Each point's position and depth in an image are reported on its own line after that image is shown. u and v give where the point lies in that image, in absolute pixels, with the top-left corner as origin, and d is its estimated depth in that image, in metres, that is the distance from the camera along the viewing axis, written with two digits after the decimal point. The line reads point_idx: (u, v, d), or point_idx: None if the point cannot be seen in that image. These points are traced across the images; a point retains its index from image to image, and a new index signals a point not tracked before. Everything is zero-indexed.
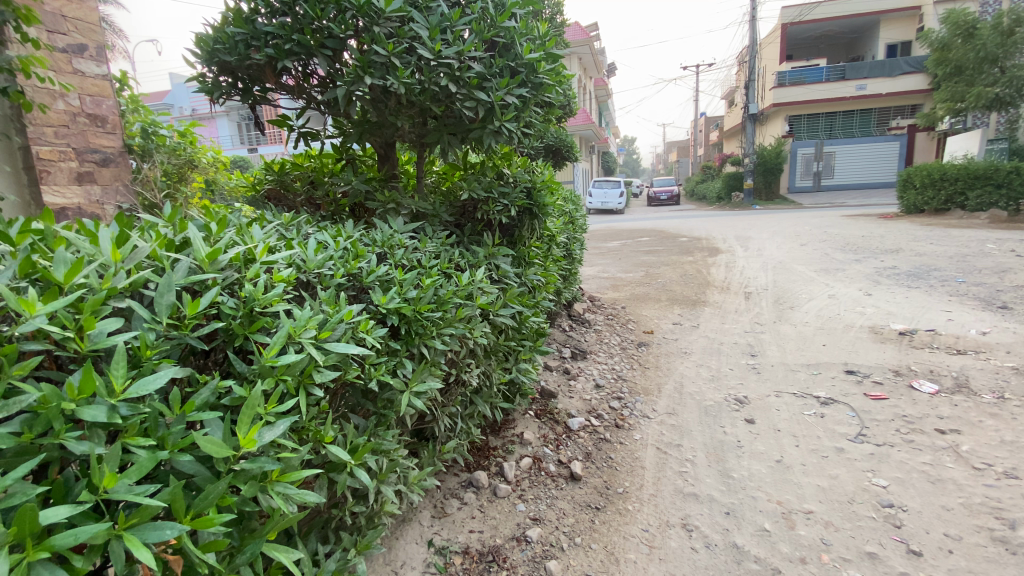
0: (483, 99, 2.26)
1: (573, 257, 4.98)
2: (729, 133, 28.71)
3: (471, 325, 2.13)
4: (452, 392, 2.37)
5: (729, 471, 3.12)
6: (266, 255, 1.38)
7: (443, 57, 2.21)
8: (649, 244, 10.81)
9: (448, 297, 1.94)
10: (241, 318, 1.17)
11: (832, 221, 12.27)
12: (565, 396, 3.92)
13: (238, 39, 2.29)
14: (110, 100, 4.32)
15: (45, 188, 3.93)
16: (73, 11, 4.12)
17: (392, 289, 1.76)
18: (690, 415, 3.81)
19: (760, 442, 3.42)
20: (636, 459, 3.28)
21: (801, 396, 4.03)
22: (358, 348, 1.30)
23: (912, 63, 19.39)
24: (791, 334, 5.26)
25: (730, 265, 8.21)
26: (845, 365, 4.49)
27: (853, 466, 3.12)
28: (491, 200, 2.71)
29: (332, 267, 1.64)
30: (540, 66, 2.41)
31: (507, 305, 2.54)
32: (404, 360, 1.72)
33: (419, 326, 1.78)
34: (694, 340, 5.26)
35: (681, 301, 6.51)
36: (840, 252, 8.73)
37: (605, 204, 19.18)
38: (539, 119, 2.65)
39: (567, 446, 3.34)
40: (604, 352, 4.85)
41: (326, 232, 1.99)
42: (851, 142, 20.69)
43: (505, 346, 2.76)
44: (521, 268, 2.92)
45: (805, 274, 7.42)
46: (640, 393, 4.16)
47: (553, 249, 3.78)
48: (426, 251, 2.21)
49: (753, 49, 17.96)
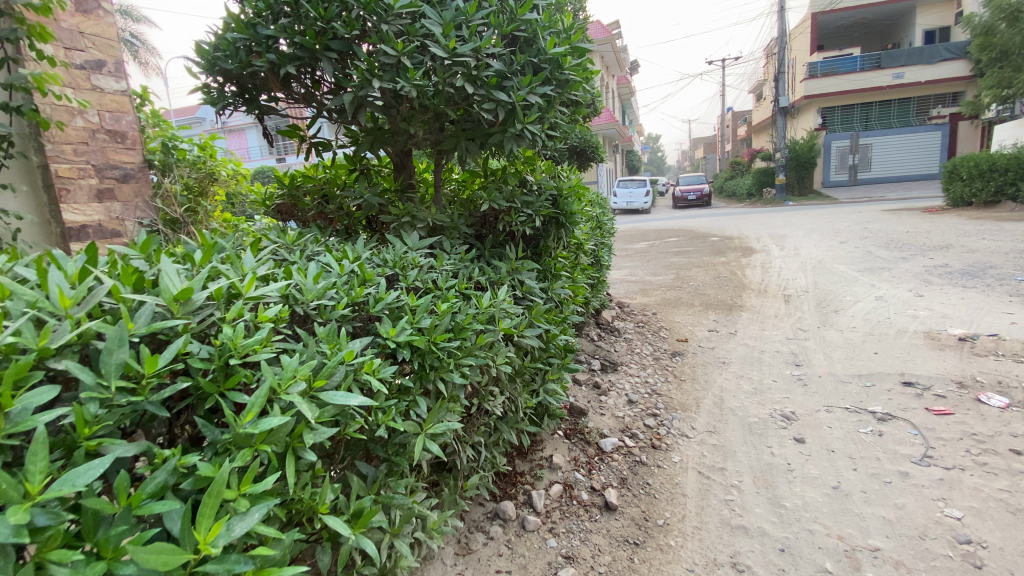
0: (503, 100, 2.03)
1: (602, 264, 4.70)
2: (758, 128, 27.86)
3: (492, 352, 1.90)
4: (474, 422, 2.15)
5: (780, 499, 2.80)
6: (252, 290, 1.18)
7: (458, 55, 1.99)
8: (678, 244, 10.40)
9: (467, 322, 1.73)
10: (214, 372, 0.97)
11: (872, 217, 11.63)
12: (596, 414, 3.64)
13: (239, 45, 2.12)
14: (129, 115, 4.28)
15: (66, 206, 3.89)
16: (90, 27, 4.08)
17: (403, 318, 1.55)
18: (733, 435, 3.48)
19: (813, 465, 3.08)
20: (676, 484, 2.98)
21: (854, 412, 3.65)
22: (358, 400, 1.08)
23: (953, 49, 18.42)
24: (837, 341, 4.86)
25: (765, 266, 7.77)
26: (901, 376, 4.08)
27: (920, 494, 2.76)
28: (513, 210, 2.48)
29: (334, 296, 1.43)
30: (566, 61, 2.19)
31: (532, 324, 2.32)
32: (418, 399, 1.51)
33: (434, 359, 1.57)
34: (733, 348, 4.91)
35: (716, 305, 6.15)
36: (883, 249, 8.20)
37: (631, 203, 18.73)
38: (565, 120, 2.42)
39: (600, 470, 3.08)
40: (635, 364, 4.55)
41: (331, 253, 1.80)
42: (890, 133, 19.73)
43: (532, 368, 2.53)
44: (547, 282, 2.68)
45: (848, 274, 6.94)
46: (677, 408, 3.84)
47: (580, 258, 3.52)
48: (442, 270, 2.01)
49: (783, 41, 17.32)
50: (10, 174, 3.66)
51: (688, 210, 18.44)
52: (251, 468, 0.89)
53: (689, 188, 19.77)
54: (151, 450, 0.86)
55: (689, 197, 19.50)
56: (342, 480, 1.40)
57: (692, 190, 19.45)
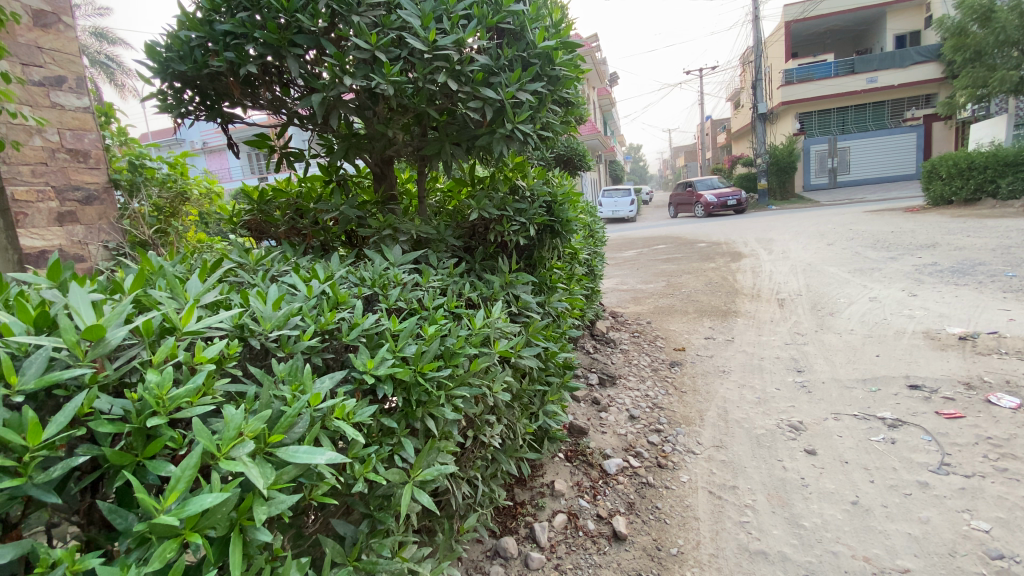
0: (490, 97, 1.84)
1: (595, 275, 4.50)
2: (738, 135, 28.16)
3: (488, 378, 1.70)
4: (468, 456, 1.94)
5: (799, 518, 2.55)
6: (191, 324, 0.96)
7: (439, 48, 1.78)
8: (667, 251, 10.24)
9: (458, 346, 1.51)
10: (131, 435, 0.76)
11: (856, 218, 11.62)
12: (597, 432, 3.39)
13: (193, 44, 1.88)
14: (92, 133, 4.03)
15: (22, 231, 3.61)
16: (50, 42, 3.85)
17: (383, 347, 1.31)
18: (741, 448, 3.22)
19: (829, 479, 2.83)
20: (687, 508, 2.71)
21: (863, 418, 3.41)
22: (324, 459, 0.89)
23: (924, 52, 18.60)
24: (837, 344, 4.67)
25: (756, 270, 7.64)
26: (907, 378, 3.88)
27: (944, 506, 2.53)
28: (505, 219, 2.27)
29: (299, 324, 1.21)
30: (556, 55, 2.02)
31: (530, 342, 2.11)
32: (404, 441, 1.30)
33: (422, 393, 1.36)
34: (732, 355, 4.70)
35: (710, 312, 5.96)
36: (872, 250, 8.12)
37: (617, 213, 18.63)
38: (558, 121, 2.23)
39: (606, 495, 2.81)
40: (634, 376, 4.32)
41: (299, 272, 1.57)
42: (867, 135, 19.97)
43: (531, 390, 2.31)
44: (543, 295, 2.47)
45: (839, 275, 6.82)
46: (680, 422, 3.58)
47: (573, 268, 3.29)
48: (429, 287, 1.79)
49: (761, 49, 17.53)
50: None
51: (710, 213, 16.94)
52: (175, 569, 0.67)
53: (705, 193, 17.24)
54: (37, 550, 0.67)
55: (726, 203, 16.63)
56: (316, 544, 1.18)
57: (727, 195, 16.55)
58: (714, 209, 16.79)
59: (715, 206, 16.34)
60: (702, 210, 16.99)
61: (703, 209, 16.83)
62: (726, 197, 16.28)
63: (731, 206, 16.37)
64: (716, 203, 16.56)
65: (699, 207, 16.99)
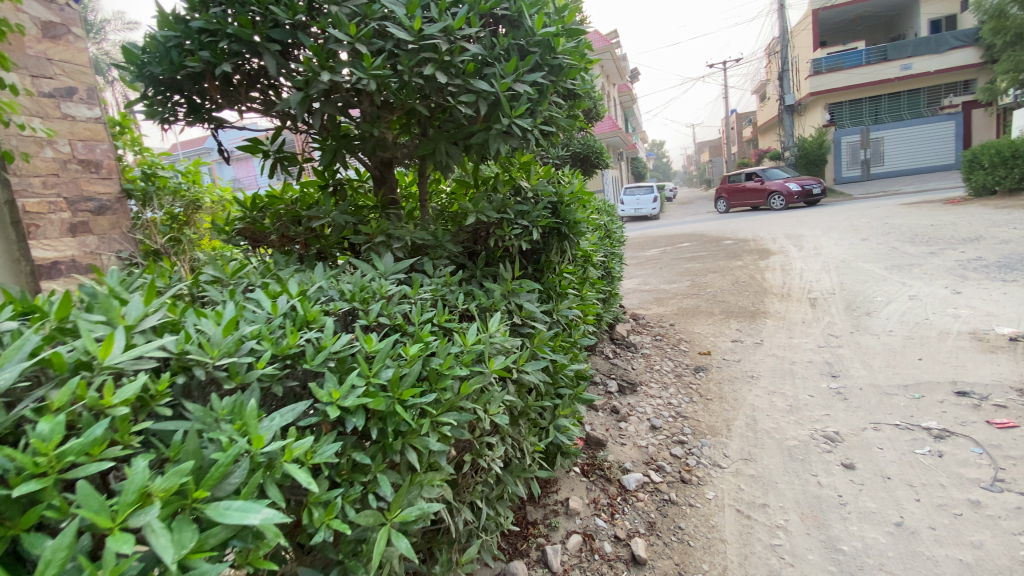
0: (483, 89, 1.68)
1: (612, 277, 4.30)
2: (765, 129, 27.34)
3: (483, 400, 1.54)
4: (468, 480, 1.79)
5: (835, 541, 2.31)
6: (112, 357, 0.84)
7: (426, 38, 1.62)
8: (692, 250, 9.90)
9: (445, 367, 1.36)
10: (7, 500, 0.66)
11: (891, 212, 11.05)
12: (615, 444, 3.19)
13: (169, 44, 1.77)
14: (104, 143, 4.02)
15: (35, 243, 3.58)
16: (60, 53, 3.82)
17: (354, 372, 1.17)
18: (771, 461, 2.98)
19: (869, 497, 2.57)
20: (712, 528, 2.49)
21: (906, 429, 3.13)
22: (259, 520, 0.78)
23: (961, 37, 17.77)
24: (875, 347, 4.35)
25: (786, 268, 7.28)
26: (953, 385, 3.56)
27: (999, 528, 2.26)
28: (506, 222, 2.09)
29: (255, 348, 1.08)
30: (558, 42, 1.85)
31: (535, 356, 1.95)
32: (380, 479, 1.16)
33: (400, 423, 1.20)
34: (761, 359, 4.42)
35: (737, 313, 5.67)
36: (910, 245, 7.66)
37: (638, 211, 18.24)
38: (562, 114, 2.06)
39: (624, 514, 2.61)
40: (656, 383, 4.09)
41: (273, 286, 1.45)
42: (901, 124, 19.11)
43: (538, 407, 2.14)
44: (551, 303, 2.29)
45: (875, 272, 6.44)
46: (705, 433, 3.35)
47: (587, 271, 3.08)
48: (419, 299, 1.64)
49: (787, 40, 16.95)
50: None
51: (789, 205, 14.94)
52: None
53: (776, 183, 15.16)
54: None
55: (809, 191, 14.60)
56: None
57: (809, 183, 14.52)
58: (794, 200, 14.77)
59: (799, 196, 14.44)
60: (780, 202, 14.98)
61: (781, 201, 14.84)
62: (808, 185, 14.36)
63: (815, 196, 14.41)
64: (798, 191, 14.67)
65: (775, 198, 14.90)
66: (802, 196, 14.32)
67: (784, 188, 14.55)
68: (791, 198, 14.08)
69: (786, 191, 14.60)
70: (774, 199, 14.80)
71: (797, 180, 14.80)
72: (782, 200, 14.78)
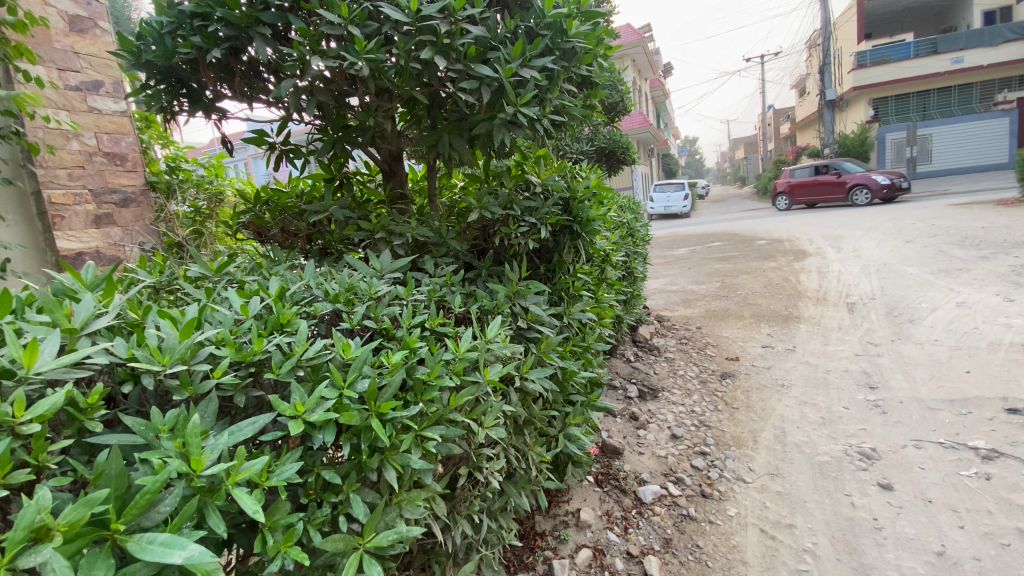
0: (486, 75, 1.56)
1: (634, 278, 4.11)
2: (804, 125, 26.34)
3: (477, 412, 1.42)
4: (465, 493, 1.67)
5: (870, 570, 2.10)
6: (38, 366, 0.77)
7: (424, 19, 1.51)
8: (723, 250, 9.53)
9: (432, 376, 1.25)
10: None
11: (938, 213, 10.43)
12: (633, 453, 3.02)
13: (163, 30, 1.71)
14: (129, 136, 3.93)
15: (59, 233, 3.54)
16: (87, 48, 3.75)
17: (327, 381, 1.07)
18: (800, 477, 2.76)
19: (907, 522, 2.35)
20: (733, 549, 2.30)
21: (951, 447, 2.87)
22: (181, 558, 0.67)
23: (1016, 29, 16.76)
24: (918, 357, 4.05)
25: (822, 271, 6.91)
26: (1004, 401, 3.26)
27: None
28: (512, 219, 1.97)
29: (215, 354, 0.99)
30: (570, 24, 1.71)
31: (541, 362, 1.82)
32: (353, 500, 1.06)
33: (376, 438, 1.10)
34: (792, 367, 4.17)
35: (769, 317, 5.39)
36: (958, 248, 7.19)
37: (669, 208, 17.75)
38: (574, 105, 1.92)
39: (638, 528, 2.45)
40: (679, 389, 3.89)
41: (253, 285, 1.36)
42: (951, 120, 18.09)
43: (545, 415, 2.00)
44: (561, 306, 2.15)
45: (920, 277, 6.04)
46: (730, 444, 3.14)
47: (606, 272, 2.91)
48: (413, 300, 1.53)
49: (831, 32, 16.18)
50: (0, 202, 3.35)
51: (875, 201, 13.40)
52: None
53: (856, 177, 13.61)
54: None
55: (898, 185, 13.12)
56: None
57: (898, 176, 13.04)
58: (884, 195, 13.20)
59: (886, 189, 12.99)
60: (864, 197, 13.45)
61: (866, 196, 13.29)
62: (898, 178, 12.89)
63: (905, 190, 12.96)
64: (884, 185, 13.20)
65: (859, 194, 13.34)
66: (894, 189, 12.81)
67: (870, 181, 13.05)
68: (882, 191, 12.56)
69: (874, 185, 13.06)
70: (856, 193, 13.29)
71: (883, 174, 13.31)
72: (867, 195, 13.25)
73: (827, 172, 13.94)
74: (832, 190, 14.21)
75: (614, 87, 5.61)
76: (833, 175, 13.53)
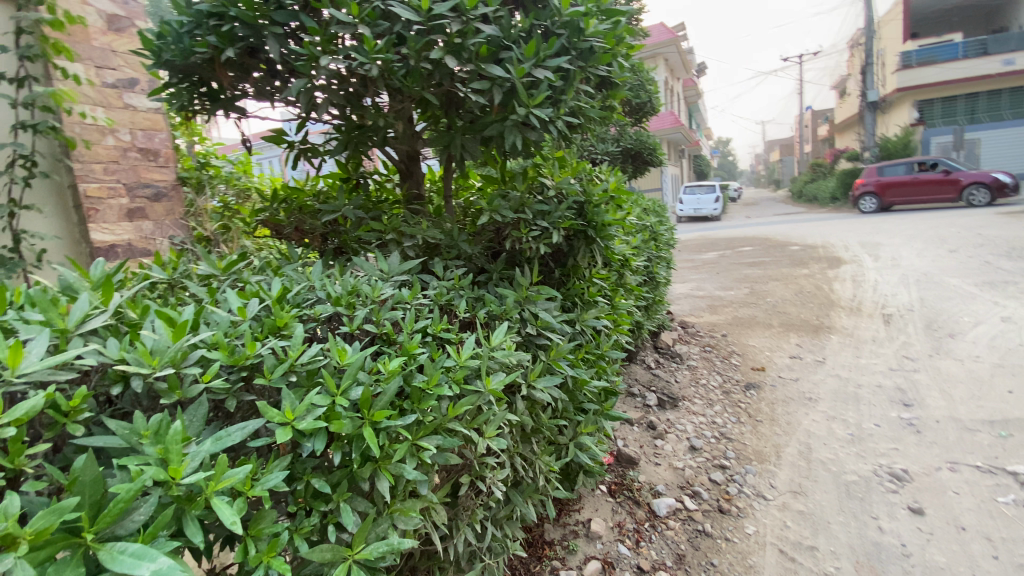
0: (498, 75, 1.52)
1: (657, 283, 4.00)
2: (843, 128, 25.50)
3: (477, 421, 1.38)
4: (467, 502, 1.63)
5: None
6: (22, 368, 0.77)
7: (435, 18, 1.50)
8: (753, 254, 9.25)
9: (430, 383, 1.22)
10: None
11: (986, 221, 9.91)
12: (649, 464, 2.94)
13: (182, 29, 1.72)
14: (163, 133, 3.99)
15: (94, 226, 3.60)
16: (124, 46, 3.82)
17: (320, 387, 1.05)
18: (824, 497, 2.64)
19: (937, 550, 2.21)
20: (749, 569, 2.21)
21: (989, 472, 2.69)
22: (148, 571, 0.66)
23: None
24: (957, 374, 3.83)
25: (857, 279, 6.64)
26: None
27: None
28: (524, 223, 1.93)
29: (207, 356, 0.99)
30: (587, 23, 1.65)
31: (550, 370, 1.77)
32: (343, 510, 1.03)
33: (369, 447, 1.07)
34: (821, 379, 4.00)
35: (798, 326, 5.20)
36: (1006, 259, 6.81)
37: (699, 211, 17.33)
38: (591, 106, 1.86)
39: (650, 542, 2.37)
40: (701, 399, 3.77)
41: (256, 286, 1.35)
42: (1003, 124, 17.19)
43: (554, 424, 1.95)
44: (574, 313, 2.09)
45: (963, 289, 5.74)
46: (751, 458, 3.02)
47: (624, 277, 2.82)
48: (417, 304, 1.51)
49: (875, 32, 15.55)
50: (38, 194, 3.44)
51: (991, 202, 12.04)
52: None
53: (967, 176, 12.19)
54: None
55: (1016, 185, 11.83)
56: None
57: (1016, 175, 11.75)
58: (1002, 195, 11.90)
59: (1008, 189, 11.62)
60: (981, 198, 12.06)
61: (984, 196, 11.90)
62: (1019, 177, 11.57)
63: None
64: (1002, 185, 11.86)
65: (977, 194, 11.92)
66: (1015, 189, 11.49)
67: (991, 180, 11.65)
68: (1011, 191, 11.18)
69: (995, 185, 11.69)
70: (974, 194, 11.85)
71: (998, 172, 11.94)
72: (987, 195, 11.83)
73: (931, 171, 12.44)
74: (931, 190, 12.70)
75: (643, 88, 5.49)
76: (941, 174, 12.11)
